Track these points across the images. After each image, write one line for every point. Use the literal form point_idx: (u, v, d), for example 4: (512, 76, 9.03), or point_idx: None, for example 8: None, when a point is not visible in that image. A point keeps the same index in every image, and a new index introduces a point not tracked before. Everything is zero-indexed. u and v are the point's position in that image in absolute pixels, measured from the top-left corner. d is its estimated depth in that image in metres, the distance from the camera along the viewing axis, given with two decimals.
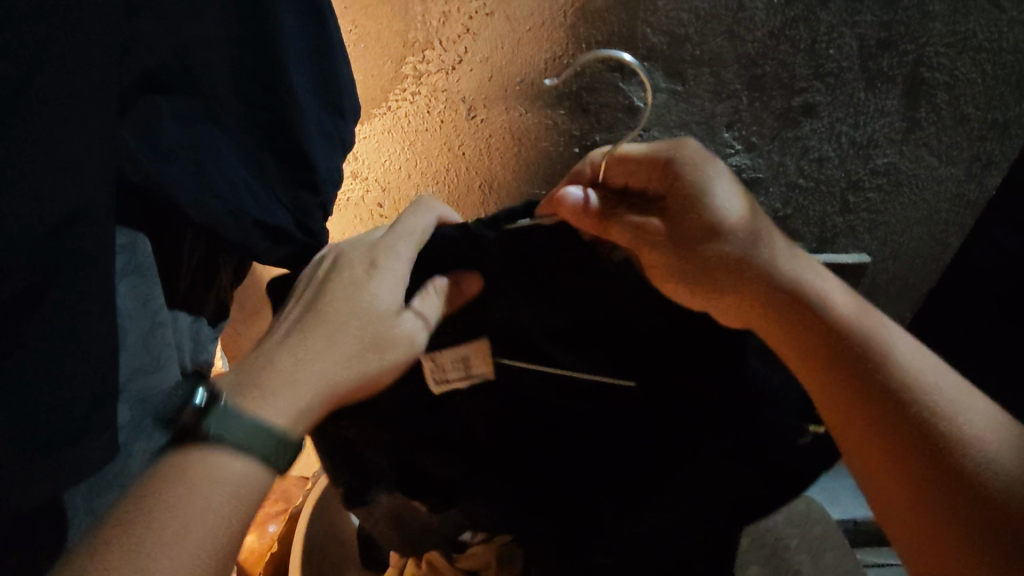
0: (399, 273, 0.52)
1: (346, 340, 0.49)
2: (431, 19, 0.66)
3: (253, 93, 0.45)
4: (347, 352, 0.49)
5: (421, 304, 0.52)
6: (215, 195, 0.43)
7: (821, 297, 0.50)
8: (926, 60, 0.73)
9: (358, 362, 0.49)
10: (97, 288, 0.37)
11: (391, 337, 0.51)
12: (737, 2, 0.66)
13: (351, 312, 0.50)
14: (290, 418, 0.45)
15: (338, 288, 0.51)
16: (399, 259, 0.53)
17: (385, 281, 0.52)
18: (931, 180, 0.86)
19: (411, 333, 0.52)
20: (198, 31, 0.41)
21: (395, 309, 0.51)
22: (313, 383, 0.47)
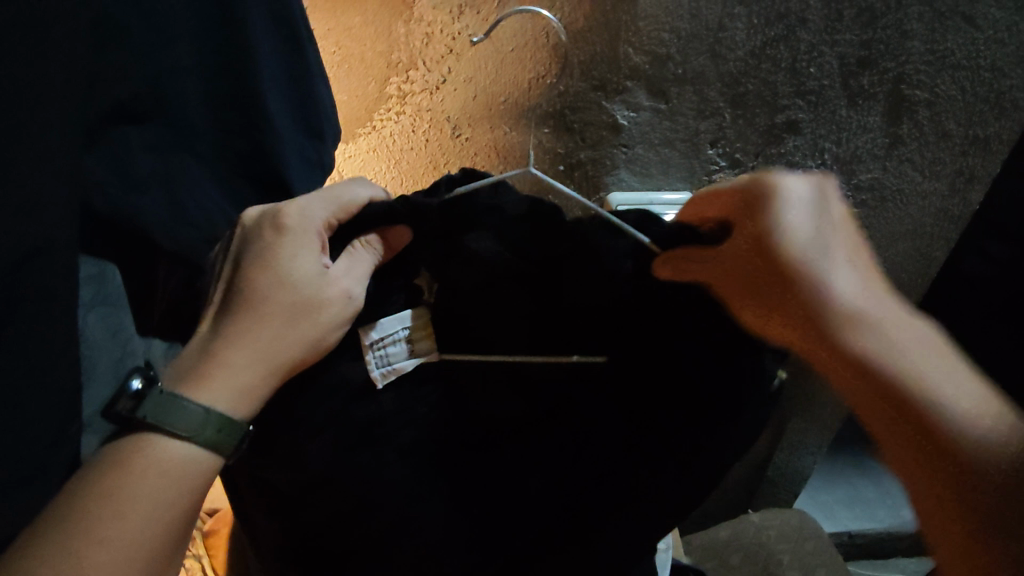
0: (314, 230, 0.47)
1: (270, 314, 0.45)
2: (414, 40, 0.67)
3: (229, 122, 0.46)
4: (276, 326, 0.44)
5: (351, 265, 0.48)
6: (190, 225, 0.46)
7: (863, 302, 0.44)
8: (906, 78, 0.74)
9: (291, 334, 0.44)
10: (61, 321, 0.37)
11: (321, 299, 0.45)
12: (717, 22, 0.67)
13: (273, 284, 0.45)
14: (230, 400, 0.42)
15: (249, 262, 0.46)
16: (308, 220, 0.47)
17: (299, 243, 0.46)
18: (914, 195, 0.86)
19: (345, 292, 0.47)
20: (169, 62, 0.42)
21: (322, 270, 0.46)
22: (248, 365, 0.43)
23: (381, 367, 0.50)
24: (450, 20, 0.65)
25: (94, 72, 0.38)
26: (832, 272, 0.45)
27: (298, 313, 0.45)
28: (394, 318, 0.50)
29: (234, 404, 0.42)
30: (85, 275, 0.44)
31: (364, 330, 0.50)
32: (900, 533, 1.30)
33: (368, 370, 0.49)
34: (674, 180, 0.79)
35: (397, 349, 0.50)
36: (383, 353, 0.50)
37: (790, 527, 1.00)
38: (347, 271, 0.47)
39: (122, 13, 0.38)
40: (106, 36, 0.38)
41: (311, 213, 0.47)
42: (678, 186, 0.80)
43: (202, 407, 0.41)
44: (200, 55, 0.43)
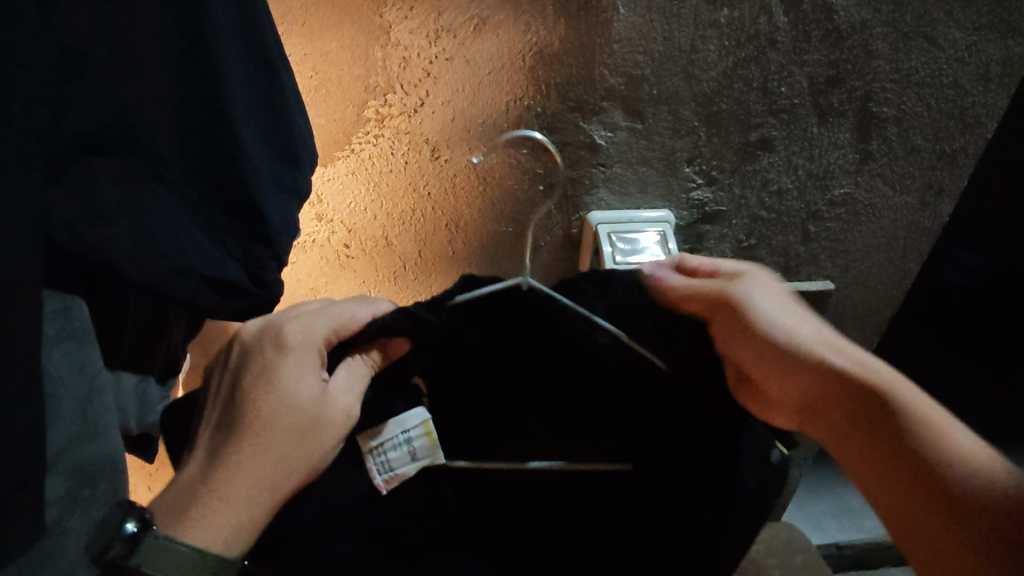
0: (316, 346, 0.50)
1: (269, 437, 0.48)
2: (391, 64, 0.66)
3: (201, 150, 0.45)
4: (275, 447, 0.47)
5: (349, 376, 0.51)
6: (159, 254, 0.43)
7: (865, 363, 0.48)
8: (873, 96, 0.76)
9: (291, 455, 0.48)
10: (24, 361, 0.36)
11: (324, 419, 0.49)
12: (689, 45, 0.68)
13: (275, 410, 0.48)
14: (223, 536, 0.45)
15: (248, 381, 0.49)
16: (308, 335, 0.50)
17: (300, 360, 0.50)
18: (887, 209, 0.88)
19: (346, 407, 0.50)
20: (139, 93, 0.42)
21: (319, 391, 0.50)
22: (246, 497, 0.46)
23: (383, 473, 0.53)
24: (428, 47, 0.66)
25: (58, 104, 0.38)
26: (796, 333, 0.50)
27: (301, 434, 0.48)
28: (394, 423, 0.53)
29: (229, 542, 0.45)
30: (49, 311, 0.43)
31: (363, 435, 0.52)
32: (888, 542, 1.30)
33: (372, 478, 0.52)
34: (652, 199, 0.80)
35: (398, 455, 0.53)
36: (384, 459, 0.53)
37: (778, 542, 0.99)
38: (347, 386, 0.51)
39: (89, 44, 0.39)
40: (71, 67, 0.38)
41: (310, 329, 0.51)
42: (658, 204, 0.80)
43: (195, 550, 0.44)
44: (169, 83, 0.43)
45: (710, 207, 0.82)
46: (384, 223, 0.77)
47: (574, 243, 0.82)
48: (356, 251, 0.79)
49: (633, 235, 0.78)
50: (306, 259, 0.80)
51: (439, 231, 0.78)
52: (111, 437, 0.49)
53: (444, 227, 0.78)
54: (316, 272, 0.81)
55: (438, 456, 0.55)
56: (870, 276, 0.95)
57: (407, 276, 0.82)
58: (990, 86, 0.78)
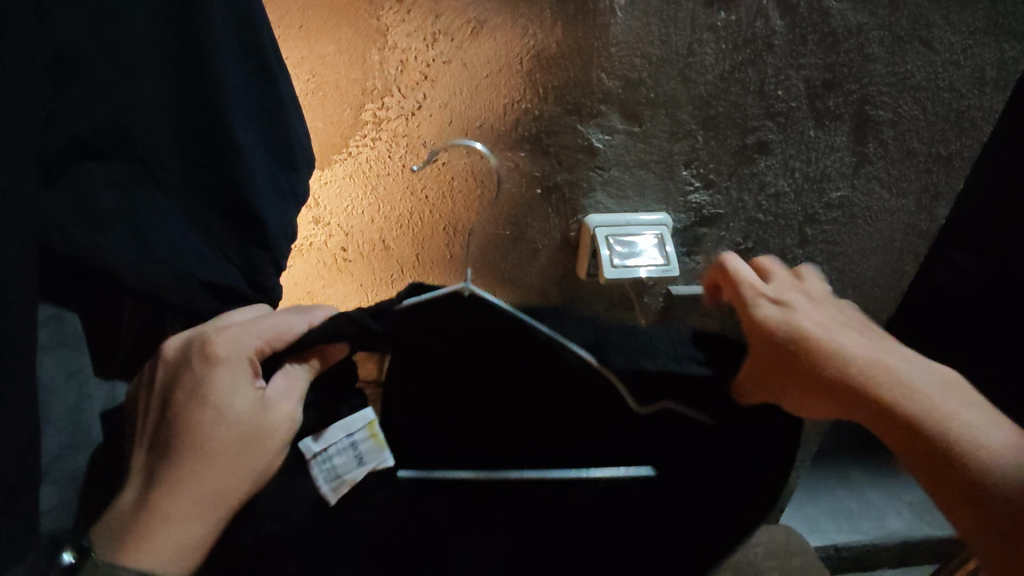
0: (246, 358, 0.47)
1: (206, 451, 0.45)
2: (389, 67, 0.66)
3: (196, 153, 0.45)
4: (218, 461, 0.46)
5: (288, 384, 0.49)
6: (155, 259, 0.43)
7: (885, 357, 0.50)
8: (870, 99, 0.76)
9: (234, 467, 0.46)
10: (16, 367, 0.35)
11: (265, 428, 0.47)
12: (687, 48, 0.68)
13: (212, 422, 0.46)
14: (167, 556, 0.43)
15: (182, 397, 0.47)
16: (239, 347, 0.47)
17: (231, 372, 0.47)
18: (884, 212, 0.88)
19: (287, 414, 0.48)
20: (134, 97, 0.41)
21: (256, 401, 0.47)
22: (189, 514, 0.44)
23: (331, 482, 0.53)
24: (426, 50, 0.66)
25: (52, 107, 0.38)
26: (827, 331, 0.53)
27: (241, 445, 0.46)
28: (337, 427, 0.54)
29: (176, 561, 0.43)
30: (42, 319, 0.43)
31: (308, 439, 0.53)
32: (885, 544, 1.30)
33: (318, 485, 0.53)
34: (650, 202, 0.80)
35: (345, 459, 0.54)
36: (330, 466, 0.53)
37: (777, 543, 0.99)
38: (286, 391, 0.49)
39: (83, 48, 0.39)
40: (66, 71, 0.38)
41: (240, 341, 0.47)
42: (656, 207, 0.80)
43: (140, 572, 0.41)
44: (166, 88, 0.43)
45: (707, 210, 0.82)
46: (381, 226, 0.77)
47: (571, 246, 0.82)
48: (353, 254, 0.79)
49: (629, 238, 0.78)
50: (303, 262, 0.79)
51: (437, 234, 0.78)
52: (96, 442, 0.50)
53: (442, 230, 0.78)
54: (314, 274, 0.81)
55: (386, 459, 0.55)
56: (867, 278, 0.95)
57: (405, 278, 0.82)
58: (986, 89, 0.78)
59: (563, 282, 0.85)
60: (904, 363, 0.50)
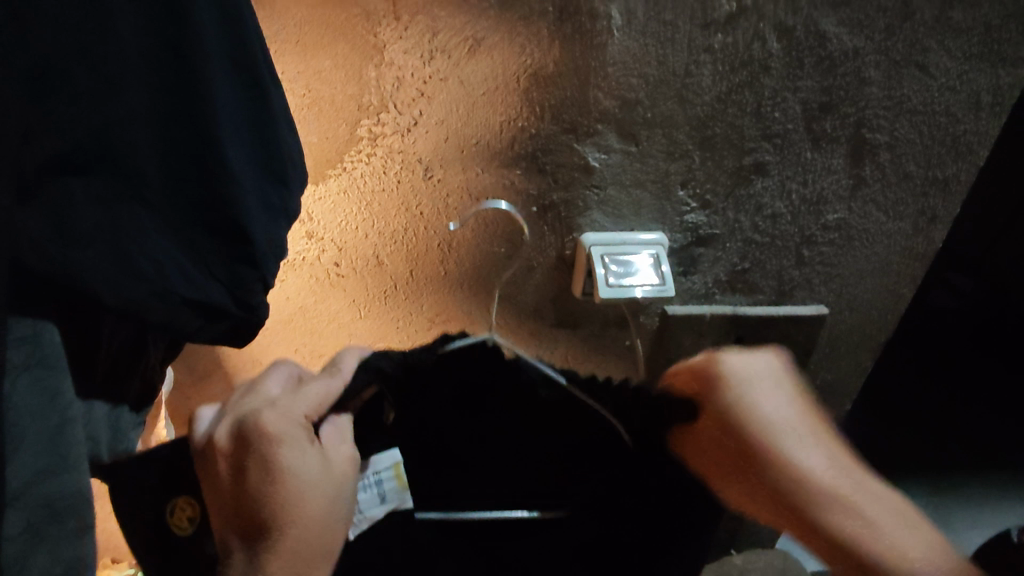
0: (298, 427, 0.48)
1: (309, 514, 0.46)
2: (385, 83, 0.66)
3: (182, 169, 0.44)
4: (309, 522, 0.46)
5: (346, 428, 0.51)
6: (138, 277, 0.42)
7: (829, 475, 0.59)
8: (867, 122, 0.76)
9: (331, 518, 0.48)
10: None
11: (340, 477, 0.48)
12: (684, 68, 0.68)
13: (298, 493, 0.46)
14: None
15: (252, 480, 0.45)
16: (290, 420, 0.48)
17: (290, 444, 0.47)
18: (880, 234, 0.88)
19: (351, 457, 0.50)
20: (120, 112, 0.41)
21: (324, 459, 0.48)
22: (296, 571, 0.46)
23: (351, 519, 0.55)
24: (423, 67, 0.65)
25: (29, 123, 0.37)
26: (788, 439, 0.60)
27: (325, 498, 0.47)
28: (361, 466, 0.56)
29: None
30: (14, 338, 0.42)
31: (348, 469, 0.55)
32: None
33: None
34: (647, 222, 0.79)
35: (369, 497, 0.56)
36: (355, 502, 0.55)
37: (772, 568, 0.96)
38: (341, 438, 0.50)
39: (66, 61, 0.38)
40: (49, 86, 0.38)
41: (287, 414, 0.48)
42: (653, 226, 0.80)
43: None
44: (154, 103, 0.43)
45: (703, 230, 0.81)
46: (375, 241, 0.76)
47: (566, 264, 0.81)
48: (346, 269, 0.78)
49: (625, 257, 0.78)
50: (295, 277, 0.78)
51: (431, 251, 0.78)
52: (82, 470, 0.46)
53: (437, 247, 0.77)
54: (305, 290, 0.80)
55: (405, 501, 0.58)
56: (863, 300, 0.95)
57: (398, 294, 0.81)
58: (981, 115, 0.79)
59: (557, 301, 0.84)
60: (847, 475, 0.58)
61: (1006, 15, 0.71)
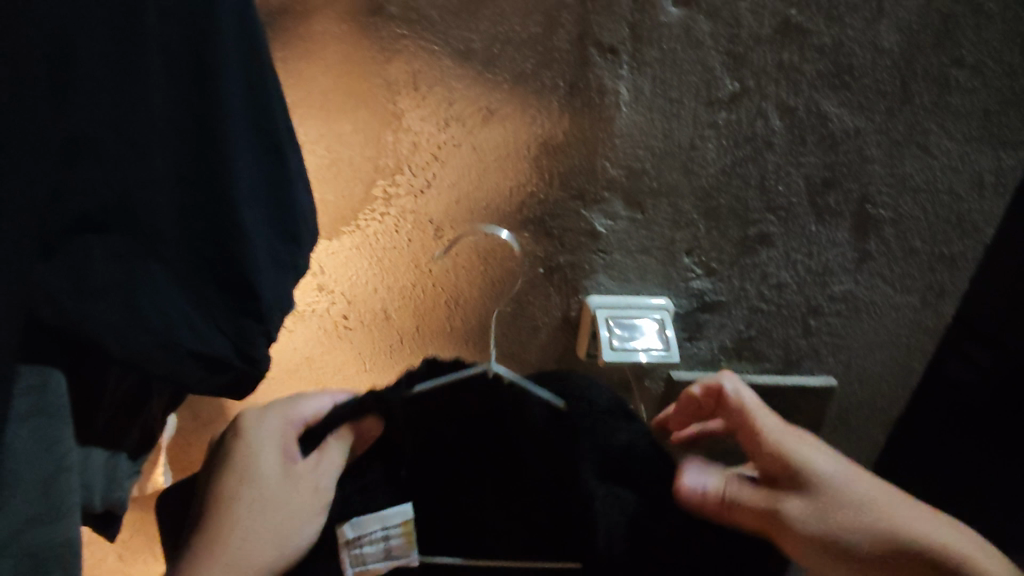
0: (271, 435, 0.52)
1: (247, 521, 0.49)
2: (402, 147, 0.69)
3: (199, 228, 0.46)
4: (248, 530, 0.49)
5: (326, 459, 0.53)
6: (145, 330, 0.43)
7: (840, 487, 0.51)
8: (870, 198, 0.78)
9: (269, 535, 0.49)
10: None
11: (295, 498, 0.51)
12: (689, 142, 0.71)
13: (247, 496, 0.50)
14: None
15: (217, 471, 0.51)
16: (267, 428, 0.52)
17: (254, 448, 0.51)
18: (889, 307, 0.87)
19: (316, 483, 0.52)
20: (144, 175, 0.44)
21: (282, 474, 0.51)
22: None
23: (355, 565, 0.54)
24: (438, 135, 0.69)
25: (59, 184, 0.40)
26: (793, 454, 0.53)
27: (272, 512, 0.50)
28: (373, 518, 0.54)
29: None
30: (23, 386, 0.43)
31: (342, 529, 0.54)
32: None
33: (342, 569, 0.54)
34: (652, 287, 0.80)
35: (375, 552, 0.54)
36: (359, 553, 0.54)
37: None
38: (316, 463, 0.52)
39: (97, 132, 0.41)
40: (77, 152, 0.40)
41: (266, 421, 0.53)
42: (657, 292, 0.81)
43: None
44: (179, 167, 0.45)
45: (709, 297, 0.82)
46: (384, 296, 0.78)
47: (572, 325, 0.81)
48: (354, 322, 0.79)
49: (631, 321, 0.78)
50: (303, 328, 0.79)
51: (437, 309, 0.79)
52: (72, 520, 0.46)
53: (443, 305, 0.79)
54: (313, 340, 0.81)
55: (411, 556, 0.55)
56: (874, 372, 0.93)
57: (403, 348, 0.82)
58: (985, 194, 0.80)
59: (561, 361, 0.84)
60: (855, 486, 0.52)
61: (1004, 102, 0.74)
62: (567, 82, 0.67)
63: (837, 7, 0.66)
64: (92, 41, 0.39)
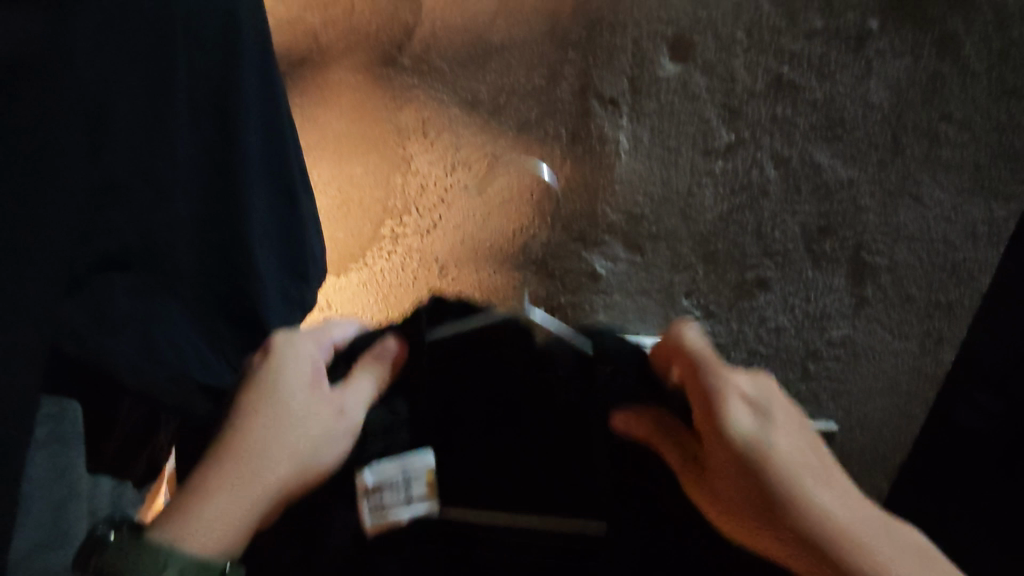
0: (302, 355, 0.49)
1: (279, 439, 0.46)
2: (410, 189, 0.72)
3: (213, 266, 0.49)
4: (276, 450, 0.45)
5: (356, 389, 0.51)
6: (158, 363, 0.45)
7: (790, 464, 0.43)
8: (866, 245, 0.79)
9: (297, 454, 0.46)
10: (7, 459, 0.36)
11: (328, 420, 0.49)
12: (686, 189, 0.73)
13: (279, 414, 0.46)
14: (218, 537, 0.41)
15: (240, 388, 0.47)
16: (296, 348, 0.49)
17: (285, 366, 0.48)
18: (887, 353, 0.88)
19: (349, 408, 0.50)
20: (166, 218, 0.46)
21: (315, 396, 0.49)
22: (241, 497, 0.43)
23: (374, 513, 0.53)
24: (445, 179, 0.72)
25: (88, 226, 0.42)
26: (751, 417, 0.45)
27: (304, 432, 0.47)
28: (393, 463, 0.53)
29: (224, 542, 0.41)
30: (43, 414, 0.44)
31: (359, 472, 0.53)
32: None
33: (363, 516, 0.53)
34: (651, 328, 0.81)
35: (393, 497, 0.53)
36: (377, 498, 0.53)
37: None
38: (349, 392, 0.51)
39: (125, 178, 0.43)
40: (108, 199, 0.43)
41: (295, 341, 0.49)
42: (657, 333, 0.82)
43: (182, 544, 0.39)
44: (197, 208, 0.48)
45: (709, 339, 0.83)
46: None
47: None
48: None
49: None
50: None
51: None
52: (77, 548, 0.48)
53: None
54: None
55: (433, 502, 0.54)
56: (875, 419, 0.93)
57: None
58: (980, 243, 0.81)
59: None
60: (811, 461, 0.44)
61: (994, 155, 0.76)
62: (568, 130, 0.70)
63: (828, 64, 0.69)
64: (123, 95, 0.42)
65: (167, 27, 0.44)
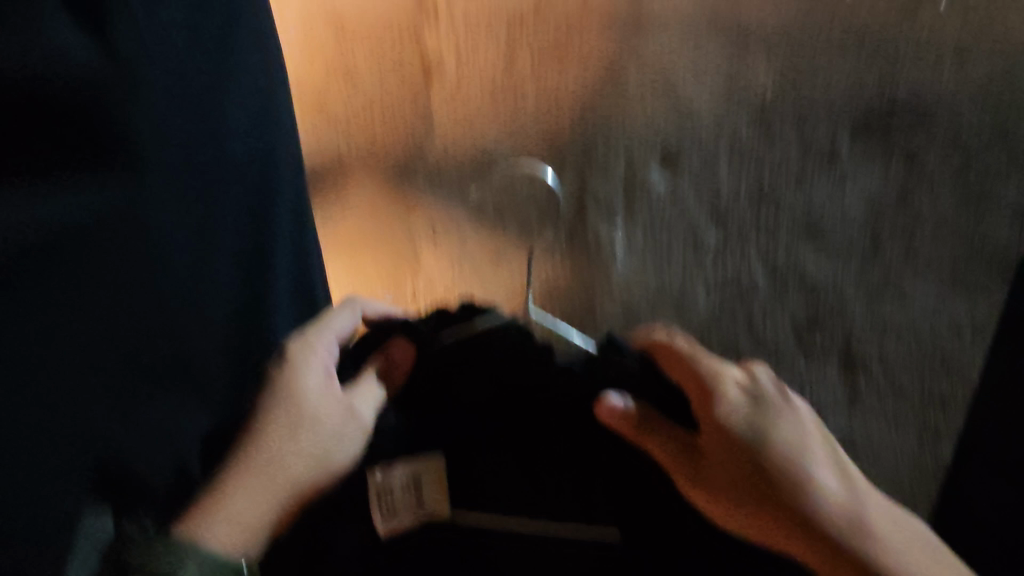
0: (313, 358, 0.50)
1: (290, 441, 0.48)
2: (418, 293, 0.77)
3: (240, 374, 0.56)
4: (290, 451, 0.48)
5: (367, 389, 0.50)
6: (182, 461, 0.52)
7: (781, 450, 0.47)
8: (855, 340, 0.77)
9: (310, 454, 0.48)
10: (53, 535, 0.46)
11: (337, 421, 0.49)
12: (679, 288, 0.77)
13: (292, 415, 0.48)
14: (234, 535, 0.44)
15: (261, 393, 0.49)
16: (309, 350, 0.50)
17: (297, 370, 0.49)
18: (886, 450, 0.77)
19: (356, 407, 0.49)
20: (204, 334, 0.53)
21: (327, 397, 0.49)
22: (258, 496, 0.46)
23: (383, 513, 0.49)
24: (456, 280, 0.77)
25: (136, 347, 0.49)
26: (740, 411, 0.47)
27: (314, 433, 0.48)
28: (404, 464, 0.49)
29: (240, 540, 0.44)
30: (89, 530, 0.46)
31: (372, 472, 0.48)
32: None
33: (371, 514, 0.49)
34: None
35: (406, 497, 0.49)
36: (388, 498, 0.49)
37: None
38: (356, 393, 0.50)
39: (174, 303, 0.51)
40: (156, 322, 0.50)
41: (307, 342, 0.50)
42: None
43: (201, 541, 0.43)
44: (230, 318, 0.55)
45: None
46: None
47: None
48: None
49: None
50: None
51: None
52: None
53: None
54: None
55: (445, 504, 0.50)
56: None
57: None
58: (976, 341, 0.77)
59: None
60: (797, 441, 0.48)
61: (968, 256, 0.77)
62: (565, 234, 0.76)
63: (806, 172, 0.76)
64: (176, 234, 0.50)
65: (236, 171, 0.53)
